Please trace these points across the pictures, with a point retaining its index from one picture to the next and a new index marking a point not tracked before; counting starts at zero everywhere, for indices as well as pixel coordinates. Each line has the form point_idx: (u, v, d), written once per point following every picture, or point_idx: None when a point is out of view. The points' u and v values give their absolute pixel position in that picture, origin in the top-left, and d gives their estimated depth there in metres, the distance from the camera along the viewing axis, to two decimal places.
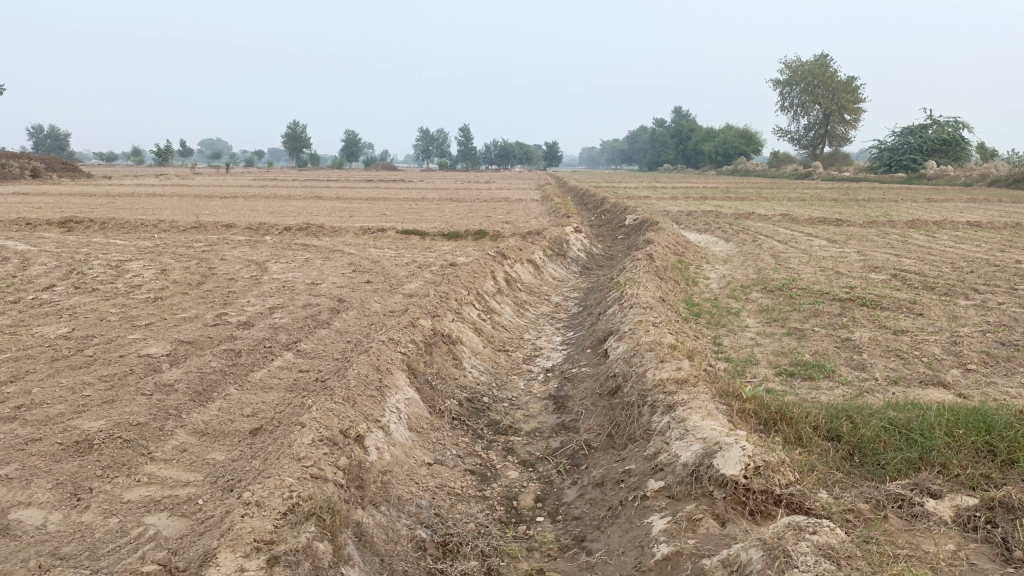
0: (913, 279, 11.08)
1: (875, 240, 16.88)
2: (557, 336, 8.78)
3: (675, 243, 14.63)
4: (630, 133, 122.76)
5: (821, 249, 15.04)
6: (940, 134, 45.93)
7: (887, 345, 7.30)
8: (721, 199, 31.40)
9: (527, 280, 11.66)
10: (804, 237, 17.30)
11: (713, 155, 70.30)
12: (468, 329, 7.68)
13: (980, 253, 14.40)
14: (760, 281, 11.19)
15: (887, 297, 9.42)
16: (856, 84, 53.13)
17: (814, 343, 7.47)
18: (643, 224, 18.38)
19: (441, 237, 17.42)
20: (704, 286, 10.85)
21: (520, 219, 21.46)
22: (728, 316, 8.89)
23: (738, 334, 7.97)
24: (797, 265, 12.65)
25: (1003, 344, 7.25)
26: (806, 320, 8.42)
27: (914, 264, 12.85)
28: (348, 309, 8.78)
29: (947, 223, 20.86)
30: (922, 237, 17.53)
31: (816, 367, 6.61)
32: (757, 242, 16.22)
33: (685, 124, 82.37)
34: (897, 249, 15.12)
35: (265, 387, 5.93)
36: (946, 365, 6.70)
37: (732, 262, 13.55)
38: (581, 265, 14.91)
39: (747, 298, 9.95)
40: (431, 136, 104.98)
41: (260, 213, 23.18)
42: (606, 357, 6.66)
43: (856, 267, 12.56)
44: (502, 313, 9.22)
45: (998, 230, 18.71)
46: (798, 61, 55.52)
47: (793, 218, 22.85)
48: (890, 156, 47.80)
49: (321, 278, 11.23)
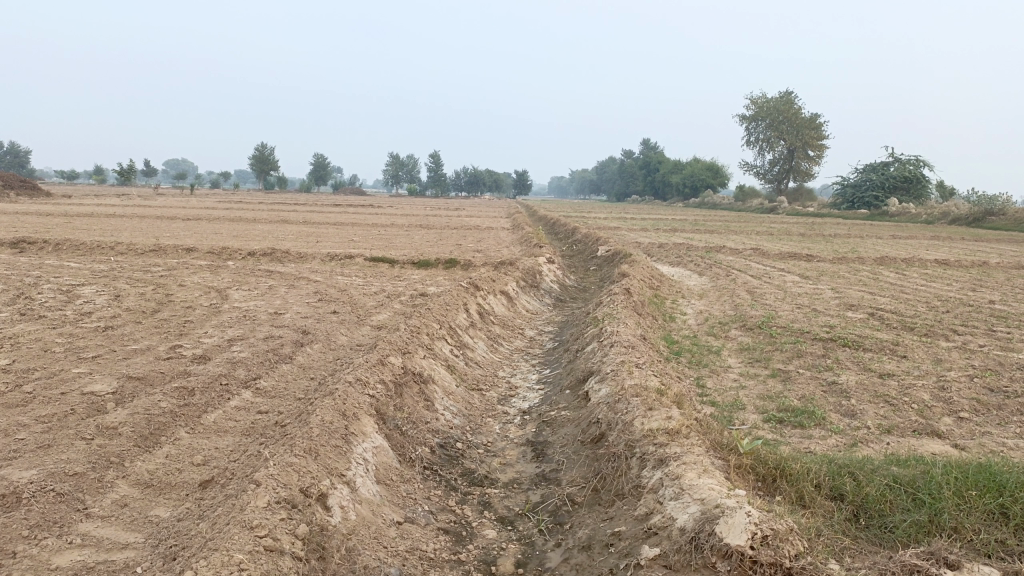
0: (891, 319, 10.97)
1: (846, 277, 16.87)
2: (533, 374, 8.40)
3: (649, 276, 14.42)
4: (598, 164, 124.16)
5: (794, 285, 14.97)
6: (900, 172, 46.94)
7: (874, 390, 7.07)
8: (691, 232, 31.54)
9: (500, 313, 11.30)
10: (776, 272, 17.24)
11: (681, 187, 71.12)
12: (440, 367, 7.27)
13: (952, 292, 14.41)
14: (738, 317, 10.97)
15: (868, 338, 9.24)
16: (819, 123, 54.27)
17: (800, 386, 7.21)
18: (616, 256, 18.20)
19: (410, 265, 17.00)
20: (681, 323, 10.60)
21: (491, 248, 21.15)
22: (709, 355, 8.60)
23: (721, 375, 7.68)
24: (773, 301, 12.50)
25: (991, 391, 7.07)
26: (789, 361, 8.17)
27: (889, 303, 12.79)
28: (313, 343, 8.31)
29: (915, 260, 21.05)
30: (892, 274, 17.59)
31: (806, 413, 6.33)
32: (731, 276, 16.08)
33: (653, 156, 83.33)
34: (869, 286, 15.10)
35: (220, 431, 5.45)
36: (937, 413, 6.48)
37: (708, 297, 13.36)
38: (554, 297, 14.60)
39: (727, 336, 9.70)
40: (401, 162, 104.90)
41: (224, 237, 22.55)
42: (587, 400, 6.29)
43: (832, 304, 12.44)
44: (475, 348, 8.82)
45: (966, 270, 18.87)
46: (764, 99, 56.62)
47: (763, 253, 22.89)
48: (853, 193, 48.72)
49: (285, 307, 10.72)
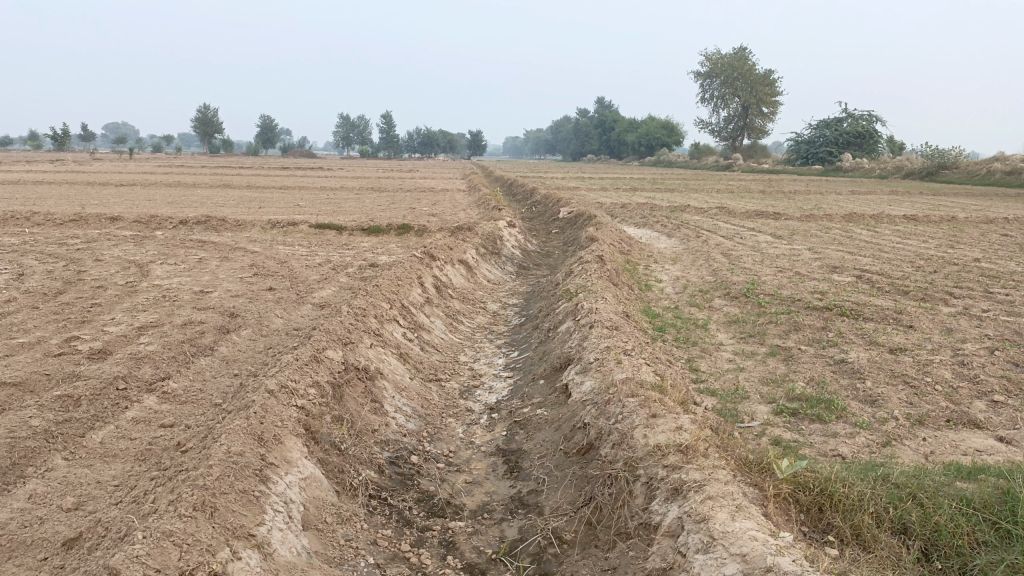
0: (881, 282, 10.16)
1: (820, 235, 16.12)
2: (498, 357, 7.33)
3: (618, 239, 13.42)
4: (552, 125, 122.62)
5: (770, 245, 14.17)
6: (854, 127, 46.69)
7: (890, 370, 6.18)
8: (651, 191, 30.66)
9: (460, 285, 10.18)
10: (747, 232, 16.40)
11: (636, 146, 70.21)
12: (390, 356, 6.14)
13: (931, 250, 13.73)
14: (720, 284, 10.03)
15: (866, 305, 8.38)
16: (773, 78, 53.64)
17: (807, 367, 6.28)
18: (580, 218, 17.15)
19: (360, 232, 15.70)
20: (659, 291, 9.65)
21: (447, 212, 19.91)
22: (697, 330, 7.64)
23: (715, 355, 6.72)
24: (752, 264, 11.62)
25: (1017, 366, 6.25)
26: (787, 335, 7.26)
27: (872, 263, 12.00)
28: (240, 328, 7.08)
29: (883, 216, 20.46)
30: (865, 232, 16.91)
31: (823, 404, 5.39)
32: (702, 238, 15.19)
33: (608, 114, 82.14)
34: (846, 245, 14.37)
35: (110, 457, 4.26)
36: (968, 395, 5.63)
37: (682, 261, 12.44)
38: (517, 264, 13.55)
39: (711, 306, 8.76)
40: (351, 122, 101.83)
41: (157, 204, 20.81)
42: (568, 396, 5.25)
43: (814, 266, 11.62)
44: (432, 329, 7.70)
45: (936, 225, 18.33)
46: (718, 54, 55.70)
47: (728, 212, 22.05)
48: (807, 149, 48.36)
49: (214, 285, 9.41)
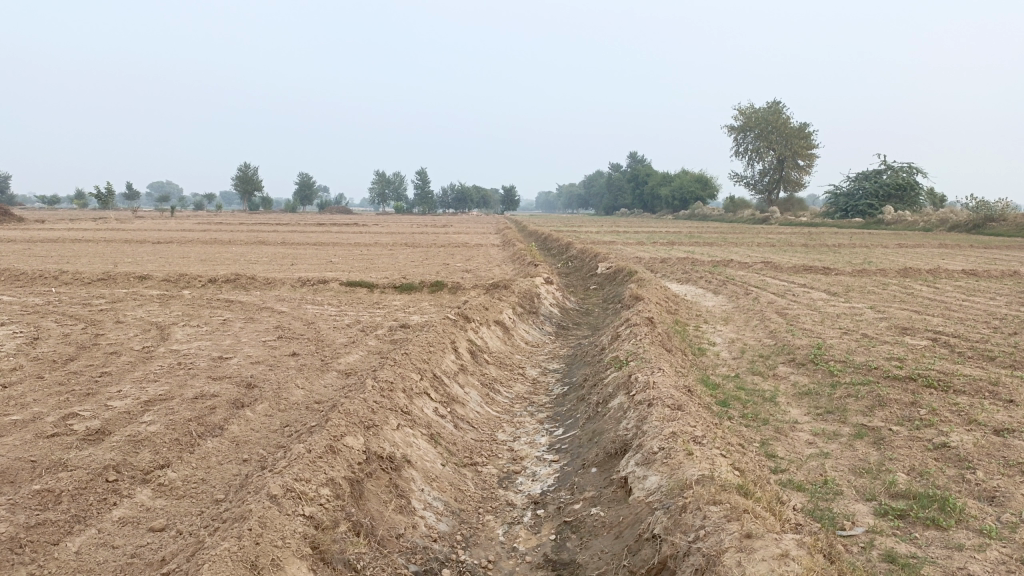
0: (961, 345, 9.15)
1: (877, 292, 15.08)
2: (541, 435, 6.52)
3: (664, 298, 12.63)
4: (586, 180, 123.01)
5: (826, 303, 13.24)
6: (895, 179, 45.59)
7: (1003, 456, 5.18)
8: (689, 245, 29.86)
9: (496, 348, 9.45)
10: (799, 289, 15.46)
11: (670, 200, 69.65)
12: (420, 439, 5.38)
13: (1004, 308, 12.62)
14: (780, 348, 9.13)
15: (954, 374, 7.35)
16: (809, 131, 52.96)
17: (903, 454, 5.34)
18: (620, 275, 16.38)
19: (392, 289, 15.15)
20: (714, 357, 8.80)
21: (482, 268, 19.32)
22: (765, 404, 6.75)
23: (791, 437, 5.83)
24: (811, 326, 10.71)
25: None
26: (871, 412, 6.33)
27: (944, 324, 10.95)
28: (256, 402, 6.39)
29: (941, 271, 19.34)
30: (926, 288, 15.83)
31: (936, 502, 4.45)
32: (751, 295, 14.29)
33: (640, 169, 82.04)
34: (910, 303, 13.34)
35: (81, 574, 3.54)
36: None
37: (733, 321, 11.58)
38: (555, 324, 12.81)
39: (776, 375, 7.86)
40: (386, 179, 103.40)
41: (190, 262, 20.62)
42: (628, 493, 4.43)
43: (881, 327, 10.65)
44: (467, 402, 6.94)
45: (1001, 280, 17.14)
46: (752, 108, 55.34)
47: (774, 266, 21.12)
48: (846, 202, 47.18)
49: (234, 350, 8.81)
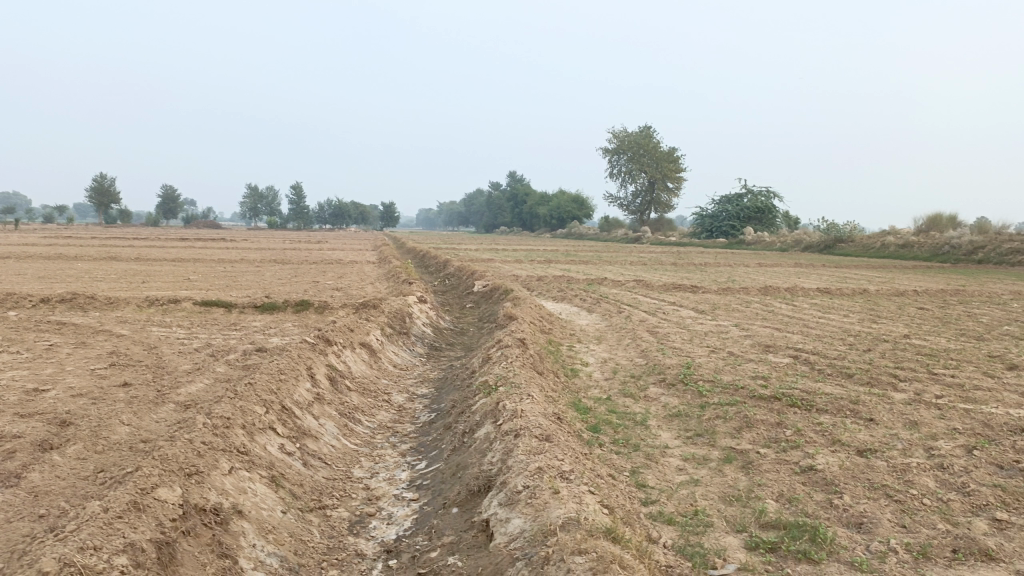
0: (820, 363, 9.38)
1: (741, 310, 15.59)
2: (401, 470, 5.98)
3: (538, 317, 12.41)
4: (465, 198, 123.48)
5: (694, 322, 13.49)
6: (754, 203, 48.47)
7: (866, 479, 5.14)
8: (566, 263, 30.18)
9: (360, 372, 8.82)
10: (668, 308, 15.74)
11: (548, 219, 70.86)
12: (258, 483, 4.73)
13: (855, 326, 13.28)
14: (652, 368, 9.03)
15: (816, 394, 7.43)
16: (677, 156, 55.51)
17: (772, 479, 5.22)
18: (495, 294, 16.09)
19: (253, 309, 14.13)
20: (587, 378, 8.59)
21: (353, 286, 18.52)
22: (637, 429, 6.53)
23: (662, 464, 5.61)
24: (680, 344, 10.77)
25: (1005, 468, 5.22)
26: (739, 435, 6.23)
27: (803, 341, 11.31)
28: (68, 443, 5.48)
29: (797, 289, 20.38)
30: (785, 306, 16.56)
31: (806, 533, 4.30)
32: (624, 314, 14.35)
33: (519, 188, 83.13)
34: (771, 321, 13.81)
35: None
36: (963, 512, 4.58)
37: (606, 340, 11.49)
38: (427, 344, 12.30)
39: (647, 397, 7.70)
40: (259, 193, 99.36)
41: (23, 279, 18.52)
42: (487, 539, 4.01)
43: (746, 345, 10.85)
44: (320, 434, 6.30)
45: (850, 298, 18.20)
46: (624, 132, 57.40)
47: (646, 285, 21.58)
48: (711, 223, 49.55)
49: (55, 380, 7.71)
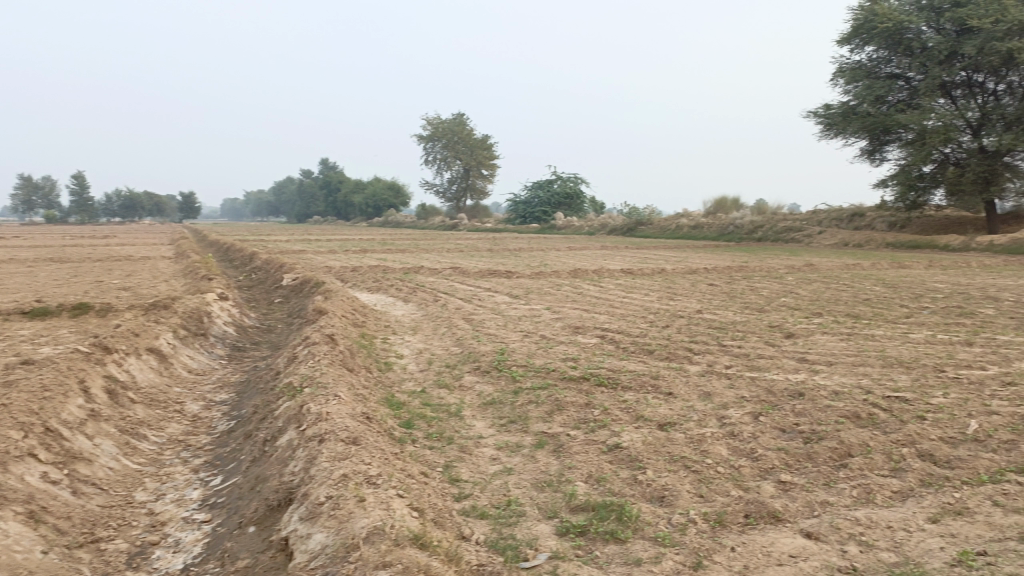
0: (625, 341, 9.83)
1: (553, 293, 16.07)
2: (194, 487, 5.43)
3: (351, 309, 11.96)
4: (275, 187, 117.70)
5: (508, 307, 13.68)
6: (563, 189, 50.55)
7: (667, 452, 5.39)
8: (382, 252, 29.62)
9: (147, 381, 7.96)
10: (484, 294, 15.86)
11: (363, 208, 69.31)
12: (10, 525, 4.05)
13: (655, 303, 14.13)
14: (466, 357, 8.98)
15: (621, 372, 7.73)
16: (490, 144, 56.55)
17: (581, 461, 5.32)
18: (306, 287, 15.34)
19: (19, 314, 12.38)
20: (400, 371, 8.36)
21: (144, 284, 16.86)
22: (452, 420, 6.43)
23: (476, 456, 5.54)
24: (495, 330, 10.83)
25: (785, 431, 5.70)
26: (551, 419, 6.31)
27: (610, 321, 11.82)
28: None
29: (604, 271, 21.42)
30: (593, 287, 17.30)
31: (613, 513, 4.41)
32: (440, 302, 14.24)
33: (332, 176, 80.60)
34: (580, 302, 14.34)
35: None
36: (751, 477, 4.93)
37: (422, 330, 11.31)
38: (230, 344, 11.44)
39: (462, 387, 7.62)
40: (31, 183, 88.23)
41: None
42: (288, 558, 3.70)
43: (558, 328, 11.14)
44: (95, 456, 5.57)
45: (651, 277, 19.41)
46: (438, 119, 57.45)
47: (462, 272, 21.67)
48: (524, 209, 50.97)
49: None
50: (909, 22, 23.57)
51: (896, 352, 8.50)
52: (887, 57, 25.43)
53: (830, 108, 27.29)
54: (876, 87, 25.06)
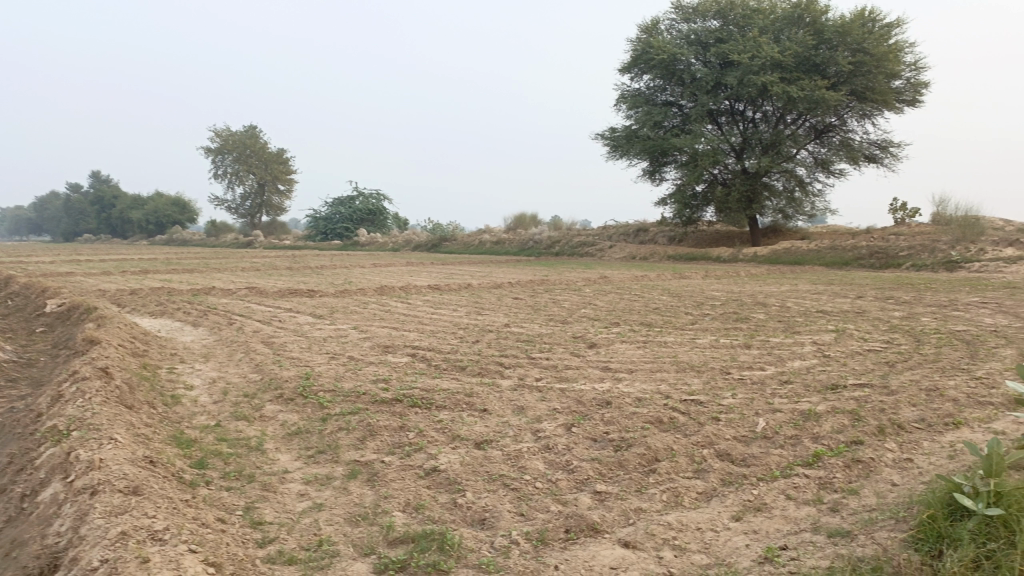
0: (436, 359, 9.66)
1: (358, 312, 15.55)
2: None
3: (129, 337, 10.68)
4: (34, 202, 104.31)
5: (311, 328, 12.98)
6: (365, 205, 49.72)
7: (485, 471, 5.27)
8: (167, 272, 27.13)
9: None
10: (284, 314, 14.97)
11: (143, 224, 63.33)
12: None
13: (463, 318, 14.13)
14: (267, 384, 8.31)
15: (434, 390, 7.53)
16: (286, 158, 54.27)
17: (397, 488, 5.05)
18: (73, 314, 13.53)
19: None
20: (191, 404, 7.54)
21: None
22: (252, 456, 5.86)
23: (281, 494, 5.08)
24: (298, 354, 10.18)
25: (597, 440, 5.83)
26: (362, 446, 5.96)
27: (419, 338, 11.59)
28: None
29: (410, 287, 21.16)
30: (399, 304, 16.98)
31: (434, 543, 4.21)
32: (235, 325, 13.19)
33: (105, 190, 72.95)
34: (388, 320, 13.98)
35: None
36: (569, 489, 4.95)
37: (215, 357, 10.37)
38: None
39: (263, 417, 7.02)
40: None
41: None
42: None
43: (365, 348, 10.72)
44: None
45: (457, 293, 19.46)
46: (228, 131, 54.11)
47: (259, 291, 20.37)
48: (325, 225, 49.33)
49: None
50: (680, 54, 25.93)
51: (688, 356, 9.11)
52: (662, 85, 27.76)
53: (615, 130, 29.35)
54: (654, 113, 27.22)
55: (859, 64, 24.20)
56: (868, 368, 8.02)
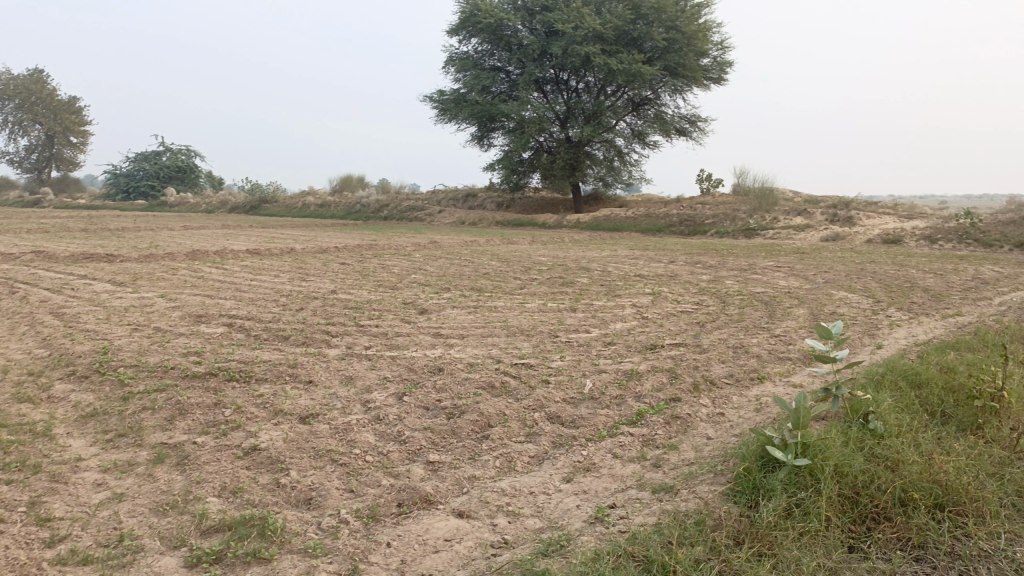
0: (257, 328, 9.03)
1: (167, 278, 14.24)
2: None
3: None
4: None
5: (111, 296, 11.68)
6: (174, 162, 45.79)
7: (311, 447, 4.96)
8: None
9: None
10: (78, 282, 13.37)
11: None
12: None
13: (286, 285, 13.37)
14: (55, 361, 7.33)
15: (254, 363, 7.00)
16: (78, 106, 48.43)
17: (212, 471, 4.62)
18: None
19: None
20: None
21: None
22: (37, 444, 5.12)
23: (73, 486, 4.48)
24: (94, 326, 9.10)
25: (429, 409, 5.69)
26: (172, 426, 5.41)
27: (236, 307, 10.80)
28: None
29: (227, 251, 19.76)
30: (214, 270, 15.76)
31: (254, 530, 3.89)
32: (15, 295, 11.57)
33: None
34: (201, 287, 12.91)
35: None
36: (401, 461, 4.78)
37: None
38: None
39: (51, 399, 6.17)
40: None
41: None
42: None
43: (175, 318, 9.81)
44: None
45: (279, 258, 18.43)
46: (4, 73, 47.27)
47: (46, 256, 18.07)
48: (127, 183, 44.80)
49: None
50: (508, 19, 25.96)
51: (517, 321, 9.19)
52: (489, 50, 27.70)
53: (443, 93, 28.99)
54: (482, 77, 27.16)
55: (672, 40, 25.56)
56: (682, 328, 8.51)
